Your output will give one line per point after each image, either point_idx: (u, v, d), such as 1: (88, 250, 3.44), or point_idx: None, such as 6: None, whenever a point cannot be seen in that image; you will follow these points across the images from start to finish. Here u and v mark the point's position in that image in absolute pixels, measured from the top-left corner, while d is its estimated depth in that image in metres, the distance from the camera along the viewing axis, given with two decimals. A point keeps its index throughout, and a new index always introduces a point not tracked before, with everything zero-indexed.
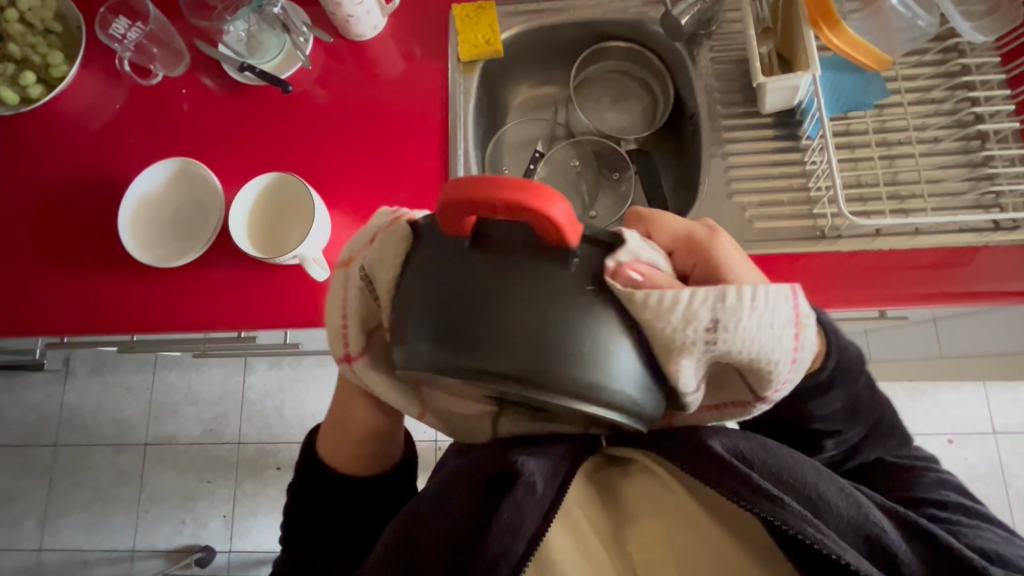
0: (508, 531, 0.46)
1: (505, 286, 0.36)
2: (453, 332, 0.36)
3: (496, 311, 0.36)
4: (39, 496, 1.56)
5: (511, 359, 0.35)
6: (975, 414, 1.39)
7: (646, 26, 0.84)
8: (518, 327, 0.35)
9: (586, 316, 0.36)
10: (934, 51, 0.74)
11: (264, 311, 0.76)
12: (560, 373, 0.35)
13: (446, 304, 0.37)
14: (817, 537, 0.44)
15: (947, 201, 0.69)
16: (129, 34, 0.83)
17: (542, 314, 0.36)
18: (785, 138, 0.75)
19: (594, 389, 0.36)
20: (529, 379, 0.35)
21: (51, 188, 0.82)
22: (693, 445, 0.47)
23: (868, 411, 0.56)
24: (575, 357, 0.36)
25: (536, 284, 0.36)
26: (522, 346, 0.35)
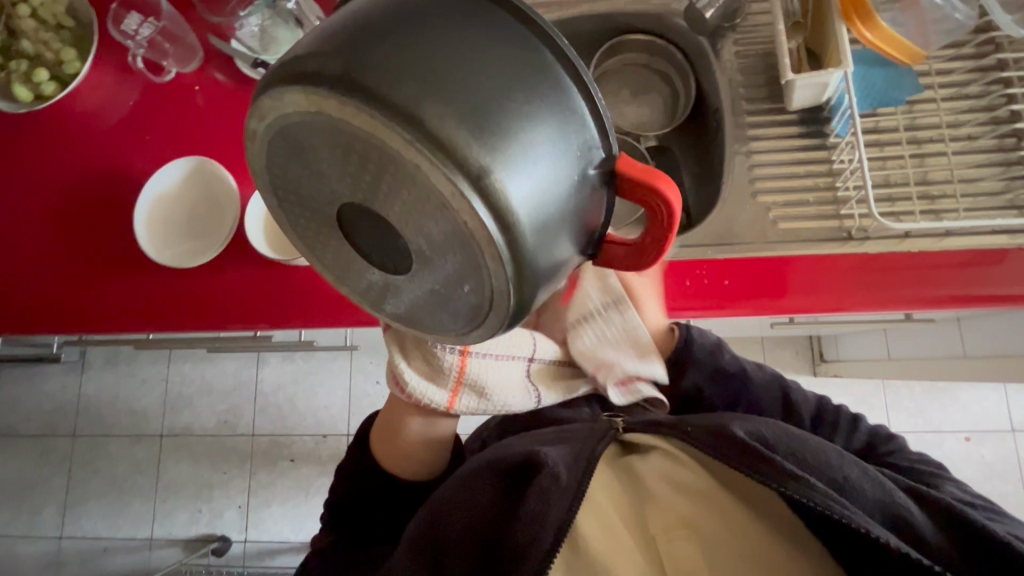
0: (536, 520, 0.48)
1: (399, 28, 0.33)
2: (293, 71, 0.34)
3: (350, 37, 0.34)
4: (58, 485, 1.58)
5: (340, 65, 0.33)
6: (994, 412, 1.37)
7: (669, 18, 0.80)
8: (403, 52, 0.33)
9: (450, 30, 0.33)
10: (970, 44, 0.72)
11: (280, 311, 0.76)
12: (383, 76, 0.32)
13: (313, 46, 0.35)
14: (845, 513, 0.43)
15: (980, 201, 0.67)
16: (141, 30, 0.82)
17: (398, 29, 0.33)
18: (812, 135, 0.73)
19: (421, 102, 0.31)
20: (349, 81, 0.32)
21: (67, 185, 0.82)
22: (713, 429, 0.50)
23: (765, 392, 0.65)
24: (416, 64, 0.32)
25: (397, 14, 0.34)
26: (358, 50, 0.33)
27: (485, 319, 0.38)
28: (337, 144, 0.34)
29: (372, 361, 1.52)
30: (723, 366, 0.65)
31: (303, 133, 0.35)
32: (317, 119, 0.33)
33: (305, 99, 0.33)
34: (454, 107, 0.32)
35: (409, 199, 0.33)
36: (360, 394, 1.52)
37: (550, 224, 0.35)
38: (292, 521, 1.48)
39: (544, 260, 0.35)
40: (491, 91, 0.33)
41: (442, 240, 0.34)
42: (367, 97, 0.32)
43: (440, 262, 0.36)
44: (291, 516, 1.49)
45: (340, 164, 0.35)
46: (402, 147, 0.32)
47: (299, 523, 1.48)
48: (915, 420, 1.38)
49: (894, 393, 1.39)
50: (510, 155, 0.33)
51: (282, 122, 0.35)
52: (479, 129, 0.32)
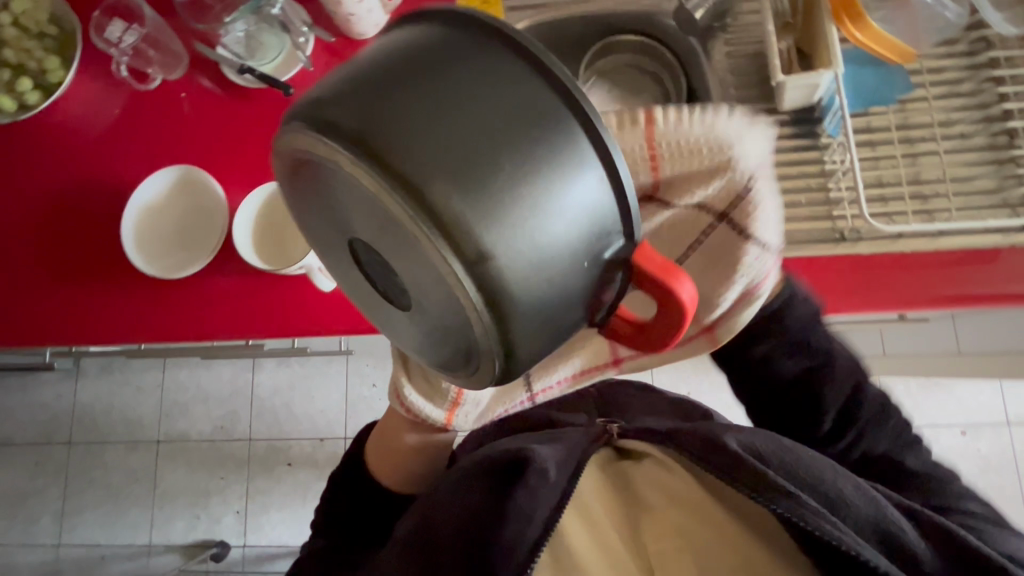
0: (523, 516, 0.47)
1: (422, 86, 0.33)
2: (315, 110, 0.34)
3: (374, 86, 0.33)
4: (55, 493, 1.58)
5: (358, 118, 0.33)
6: (989, 405, 1.38)
7: (657, 18, 0.78)
8: (415, 110, 0.32)
9: (475, 89, 0.33)
10: (963, 42, 0.71)
11: (272, 321, 0.75)
12: (396, 137, 0.32)
13: (337, 85, 0.34)
14: (835, 533, 0.44)
15: (973, 200, 0.67)
16: (124, 37, 0.81)
17: (420, 86, 0.33)
18: (804, 135, 0.73)
19: (430, 167, 0.32)
20: (360, 139, 0.32)
21: (53, 195, 0.81)
22: (704, 439, 0.50)
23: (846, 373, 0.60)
24: (431, 127, 0.32)
25: (425, 67, 0.33)
26: (376, 104, 0.33)
27: (473, 361, 0.38)
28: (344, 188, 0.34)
29: (368, 363, 1.52)
30: (811, 343, 0.60)
31: (313, 173, 0.36)
32: (328, 166, 0.34)
33: (319, 145, 0.34)
34: (456, 169, 0.32)
35: (403, 245, 0.34)
36: (357, 398, 1.51)
37: (546, 289, 0.34)
38: (290, 526, 1.48)
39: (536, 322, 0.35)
40: (500, 150, 0.32)
41: (435, 293, 0.34)
42: (376, 157, 0.32)
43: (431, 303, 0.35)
44: (290, 521, 1.48)
45: (354, 210, 0.35)
46: (398, 200, 0.32)
47: (298, 528, 1.48)
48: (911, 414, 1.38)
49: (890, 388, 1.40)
50: (507, 217, 0.32)
51: (297, 154, 0.36)
52: (484, 201, 0.32)
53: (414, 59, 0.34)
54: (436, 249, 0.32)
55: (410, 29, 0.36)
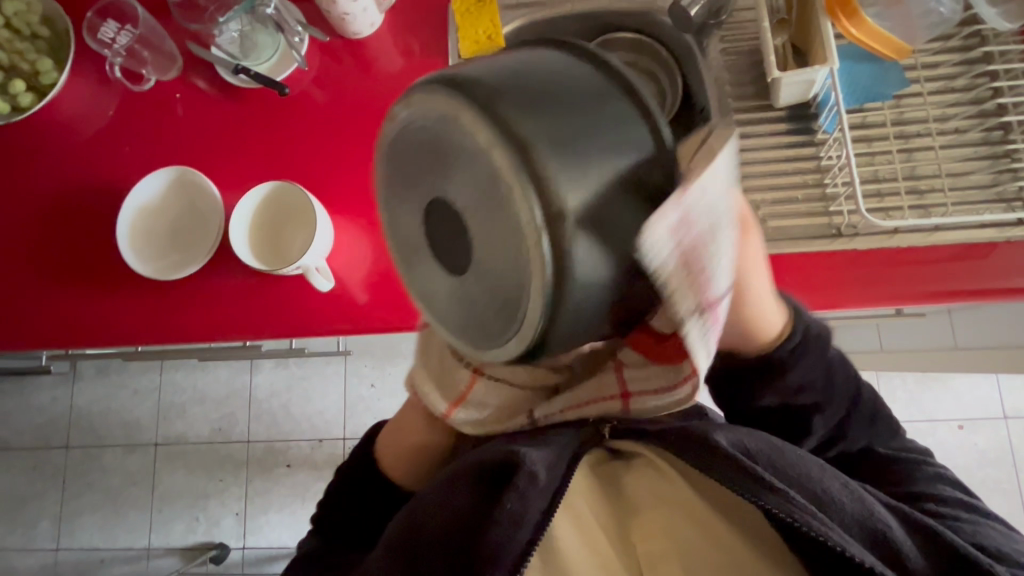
0: (513, 520, 0.46)
1: (541, 88, 0.32)
2: (446, 78, 0.33)
3: (504, 75, 0.33)
4: (52, 498, 1.57)
5: (482, 91, 0.32)
6: (986, 400, 1.38)
7: (654, 15, 0.80)
8: (535, 100, 0.32)
9: (591, 104, 0.33)
10: (956, 37, 0.71)
11: (268, 322, 0.75)
12: (511, 117, 0.31)
13: (467, 69, 0.34)
14: (822, 529, 0.45)
15: (968, 195, 0.67)
16: (118, 38, 0.80)
17: (542, 87, 0.33)
18: (800, 132, 0.73)
19: (543, 153, 0.31)
20: (479, 112, 0.31)
21: (48, 197, 0.80)
22: (694, 436, 0.49)
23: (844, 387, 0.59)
24: (545, 121, 0.31)
25: (547, 75, 0.33)
26: (498, 86, 0.32)
27: (507, 339, 0.34)
28: (441, 147, 0.33)
29: (365, 363, 1.52)
30: (810, 384, 0.56)
31: (418, 139, 0.34)
32: (434, 126, 0.33)
33: (440, 105, 0.32)
34: (560, 157, 0.31)
35: (477, 219, 0.32)
36: (355, 399, 1.51)
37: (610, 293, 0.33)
38: (289, 527, 1.48)
39: (588, 317, 0.33)
40: (599, 152, 0.32)
41: (496, 262, 0.32)
42: (491, 132, 0.31)
43: (493, 273, 0.33)
44: (288, 523, 1.48)
45: (449, 172, 0.33)
46: (500, 165, 0.31)
47: (297, 529, 1.47)
48: (908, 410, 1.39)
49: (887, 383, 1.40)
50: (598, 210, 0.31)
51: (410, 107, 0.34)
52: (582, 199, 0.31)
53: (535, 66, 0.34)
54: (519, 231, 0.31)
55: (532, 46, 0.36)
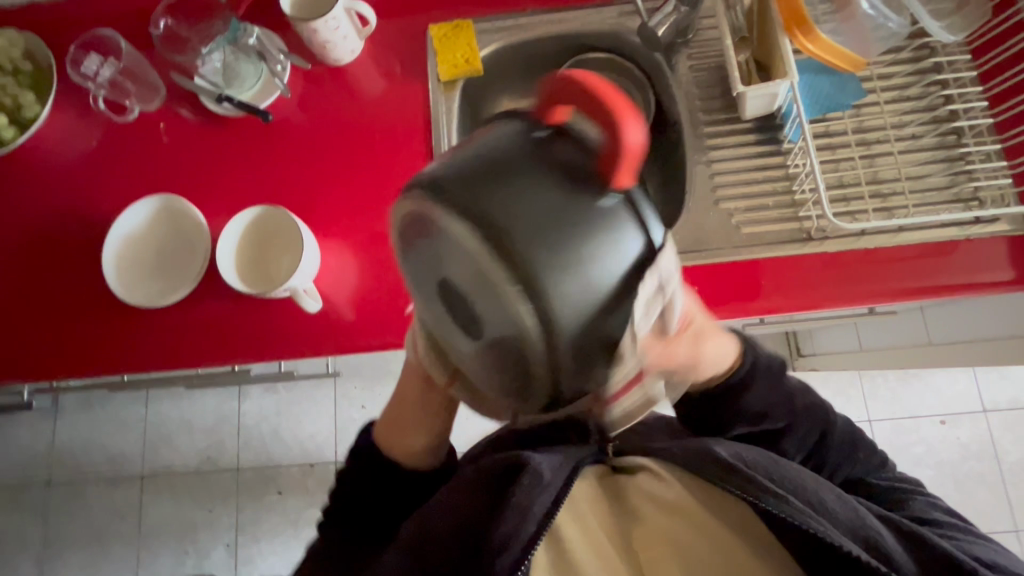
0: (518, 512, 0.47)
1: (515, 166, 0.35)
2: (446, 188, 0.34)
3: (480, 168, 0.35)
4: (34, 538, 1.52)
5: (468, 194, 0.34)
6: (965, 394, 1.42)
7: (624, 36, 0.83)
8: (504, 190, 0.34)
9: (548, 174, 0.35)
10: (908, 49, 0.75)
11: (259, 344, 0.75)
12: (501, 217, 0.34)
13: (442, 169, 0.36)
14: (821, 528, 0.46)
15: (928, 197, 0.71)
16: (102, 71, 0.82)
17: (516, 169, 0.35)
18: (767, 142, 0.76)
19: (533, 242, 0.34)
20: (471, 215, 0.34)
21: (32, 230, 0.80)
22: (699, 453, 0.52)
23: (809, 421, 0.60)
24: (527, 211, 0.34)
25: (514, 150, 0.36)
26: (477, 180, 0.34)
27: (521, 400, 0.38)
28: (431, 240, 0.35)
29: (356, 384, 1.52)
30: (769, 409, 0.59)
31: (424, 240, 0.36)
32: (416, 224, 0.35)
33: (439, 210, 0.34)
34: (538, 248, 0.34)
35: (485, 310, 0.35)
36: (346, 420, 1.50)
37: (604, 340, 0.36)
38: (282, 556, 1.45)
39: (585, 366, 0.36)
40: (572, 214, 0.35)
41: (495, 337, 0.36)
42: (488, 239, 0.33)
43: (499, 350, 0.36)
44: (280, 551, 1.45)
45: (439, 257, 0.35)
46: (507, 251, 0.34)
47: (290, 557, 1.45)
48: (892, 407, 1.42)
49: (870, 382, 1.43)
50: (584, 277, 0.35)
51: (417, 212, 0.35)
52: (565, 283, 0.34)
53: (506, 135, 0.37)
54: (511, 317, 0.34)
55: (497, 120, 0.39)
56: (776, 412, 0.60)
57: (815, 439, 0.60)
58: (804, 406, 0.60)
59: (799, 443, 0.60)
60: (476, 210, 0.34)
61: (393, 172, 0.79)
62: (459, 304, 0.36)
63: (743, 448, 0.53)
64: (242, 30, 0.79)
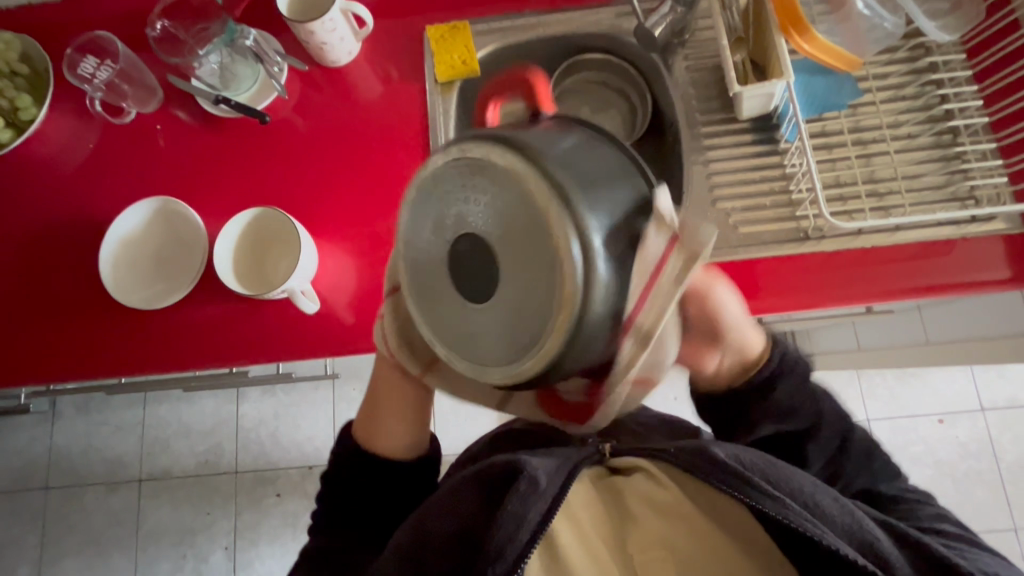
0: (514, 521, 0.48)
1: (570, 145, 0.39)
2: (509, 142, 0.36)
3: (541, 136, 0.38)
4: (32, 543, 1.51)
5: (532, 148, 0.36)
6: (963, 393, 1.42)
7: (620, 37, 0.84)
8: (563, 156, 0.37)
9: (596, 158, 0.39)
10: (903, 49, 0.76)
11: (257, 346, 0.75)
12: (563, 173, 0.36)
13: (501, 129, 0.38)
14: (818, 531, 0.47)
15: (923, 196, 0.71)
16: (98, 74, 0.80)
17: (568, 146, 0.39)
18: (764, 142, 0.76)
19: (587, 199, 0.36)
20: (532, 166, 0.35)
21: (28, 233, 0.80)
22: (695, 453, 0.52)
23: (833, 424, 0.62)
24: (583, 177, 0.37)
25: (566, 134, 0.40)
26: (539, 143, 0.37)
27: (525, 355, 0.37)
28: (483, 180, 0.36)
29: (354, 386, 1.51)
30: (797, 407, 0.62)
31: (475, 179, 0.36)
32: (462, 163, 0.37)
33: (495, 157, 0.36)
34: (593, 208, 0.36)
35: (528, 256, 0.35)
36: (344, 423, 1.50)
37: (622, 295, 0.37)
38: (281, 559, 1.44)
39: (604, 315, 0.36)
40: (603, 177, 0.38)
41: (528, 286, 0.35)
42: (547, 189, 0.35)
43: (517, 291, 0.35)
44: (279, 554, 1.45)
45: (490, 198, 0.36)
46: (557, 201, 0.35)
47: (289, 560, 1.44)
48: (890, 406, 1.42)
49: (868, 381, 1.43)
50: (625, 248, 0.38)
51: (470, 156, 0.36)
52: (608, 246, 0.37)
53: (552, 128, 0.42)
54: (557, 264, 0.35)
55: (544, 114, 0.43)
56: (805, 413, 0.62)
57: (837, 444, 0.62)
58: (830, 410, 0.62)
59: (821, 449, 0.62)
60: (536, 161, 0.36)
61: (390, 173, 0.79)
62: (490, 247, 0.35)
63: (740, 448, 0.53)
64: (238, 31, 0.78)
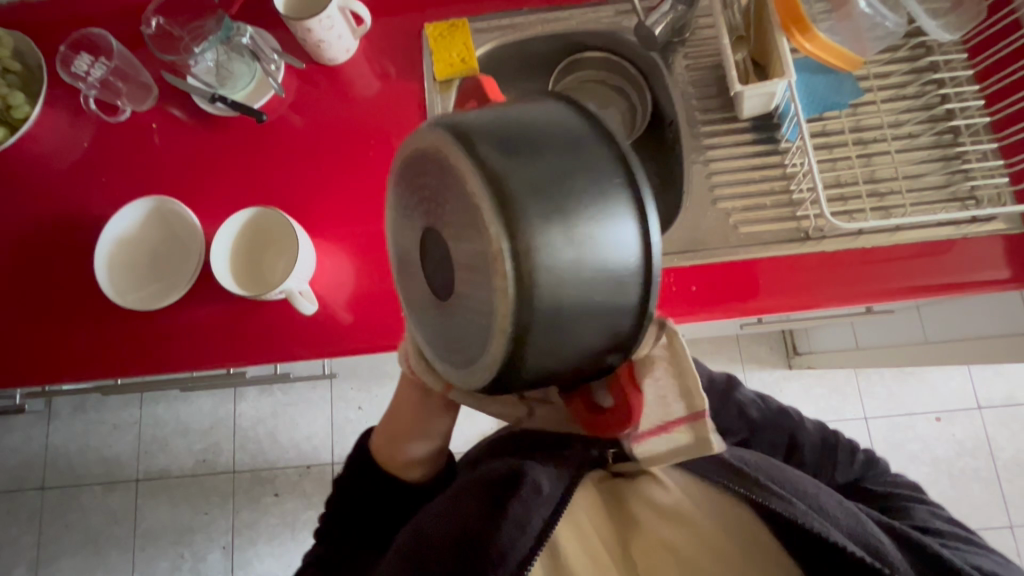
0: (516, 526, 0.48)
1: (533, 136, 0.37)
2: (466, 134, 0.37)
3: (505, 124, 0.38)
4: (28, 543, 1.51)
5: (485, 141, 0.36)
6: (960, 391, 1.42)
7: (620, 35, 0.83)
8: (521, 147, 0.36)
9: (563, 145, 0.37)
10: (904, 48, 0.75)
11: (254, 347, 0.75)
12: (511, 168, 0.35)
13: (465, 119, 0.38)
14: (825, 529, 0.47)
15: (924, 195, 0.71)
16: (94, 71, 0.81)
17: (531, 134, 0.37)
18: (764, 141, 0.76)
19: (533, 194, 0.35)
20: (481, 158, 0.35)
21: (23, 232, 0.79)
22: (704, 454, 0.54)
23: (776, 427, 0.67)
24: (536, 170, 0.36)
25: (537, 120, 0.38)
26: (501, 133, 0.37)
27: (475, 364, 0.38)
28: (441, 176, 0.37)
29: (352, 386, 1.51)
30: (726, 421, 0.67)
31: (435, 176, 0.38)
32: (430, 157, 0.38)
33: (450, 150, 0.37)
34: (542, 204, 0.35)
35: (475, 257, 0.35)
36: (343, 422, 1.50)
37: (569, 319, 0.36)
38: (279, 558, 1.44)
39: (544, 335, 0.36)
40: (574, 176, 0.36)
41: (476, 291, 0.36)
42: (490, 185, 0.35)
43: (469, 301, 0.37)
44: (277, 554, 1.44)
45: (448, 193, 0.37)
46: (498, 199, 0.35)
47: (287, 559, 1.44)
48: (888, 404, 1.42)
49: (866, 379, 1.43)
50: (582, 247, 0.36)
51: (432, 151, 0.38)
52: (556, 244, 0.35)
53: (531, 110, 0.39)
54: (495, 266, 0.35)
55: (532, 95, 0.41)
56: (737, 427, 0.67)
57: (786, 443, 0.66)
58: (762, 416, 0.67)
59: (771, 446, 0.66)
60: (484, 156, 0.36)
61: (389, 172, 0.79)
62: (447, 244, 0.37)
63: (749, 454, 0.55)
64: (235, 29, 0.76)
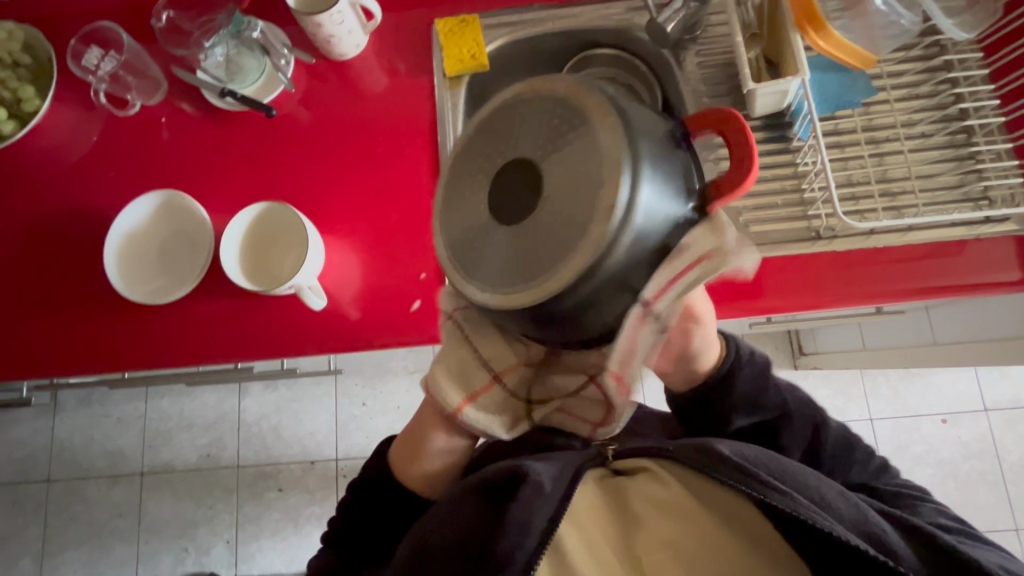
0: (520, 527, 0.47)
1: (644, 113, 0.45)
2: (589, 89, 0.44)
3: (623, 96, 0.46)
4: (34, 534, 1.51)
5: (607, 98, 0.44)
6: (966, 393, 1.42)
7: (631, 32, 0.83)
8: (634, 115, 0.44)
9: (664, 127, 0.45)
10: (919, 47, 0.75)
11: (261, 343, 0.75)
12: (628, 124, 0.43)
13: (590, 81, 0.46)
14: (827, 524, 0.46)
15: (936, 196, 0.70)
16: (103, 65, 0.81)
17: (642, 111, 0.45)
18: (775, 140, 0.75)
19: (639, 146, 0.42)
20: (605, 110, 0.43)
21: (31, 224, 0.80)
22: (696, 448, 0.51)
23: (800, 416, 0.62)
24: (646, 134, 0.43)
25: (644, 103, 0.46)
26: (619, 98, 0.45)
27: (532, 280, 0.43)
28: (554, 117, 0.44)
29: (357, 382, 1.51)
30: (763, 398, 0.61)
31: (545, 115, 0.45)
32: (556, 102, 0.45)
33: (572, 99, 0.44)
34: (647, 160, 0.42)
35: (572, 185, 0.42)
36: (346, 418, 1.50)
37: (644, 261, 0.43)
38: (282, 553, 1.45)
39: (606, 277, 0.43)
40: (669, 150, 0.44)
41: (567, 208, 0.42)
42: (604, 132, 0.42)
43: (550, 219, 0.42)
44: (280, 548, 1.45)
45: (547, 130, 0.44)
46: (609, 145, 0.42)
47: (290, 554, 1.44)
48: (894, 406, 1.42)
49: (871, 380, 1.43)
50: (673, 200, 0.43)
51: (552, 94, 0.45)
52: (645, 191, 0.42)
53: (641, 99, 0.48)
54: (596, 196, 0.42)
55: None
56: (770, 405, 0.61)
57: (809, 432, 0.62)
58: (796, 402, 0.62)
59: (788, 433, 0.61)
60: (604, 109, 0.43)
61: (400, 167, 0.79)
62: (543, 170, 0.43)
63: (743, 445, 0.52)
64: (246, 23, 0.77)
